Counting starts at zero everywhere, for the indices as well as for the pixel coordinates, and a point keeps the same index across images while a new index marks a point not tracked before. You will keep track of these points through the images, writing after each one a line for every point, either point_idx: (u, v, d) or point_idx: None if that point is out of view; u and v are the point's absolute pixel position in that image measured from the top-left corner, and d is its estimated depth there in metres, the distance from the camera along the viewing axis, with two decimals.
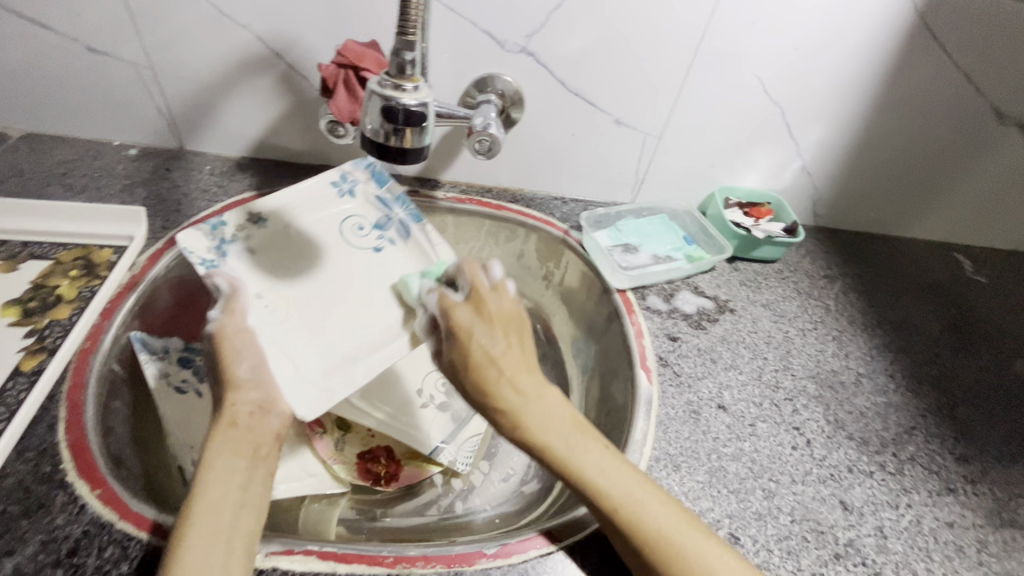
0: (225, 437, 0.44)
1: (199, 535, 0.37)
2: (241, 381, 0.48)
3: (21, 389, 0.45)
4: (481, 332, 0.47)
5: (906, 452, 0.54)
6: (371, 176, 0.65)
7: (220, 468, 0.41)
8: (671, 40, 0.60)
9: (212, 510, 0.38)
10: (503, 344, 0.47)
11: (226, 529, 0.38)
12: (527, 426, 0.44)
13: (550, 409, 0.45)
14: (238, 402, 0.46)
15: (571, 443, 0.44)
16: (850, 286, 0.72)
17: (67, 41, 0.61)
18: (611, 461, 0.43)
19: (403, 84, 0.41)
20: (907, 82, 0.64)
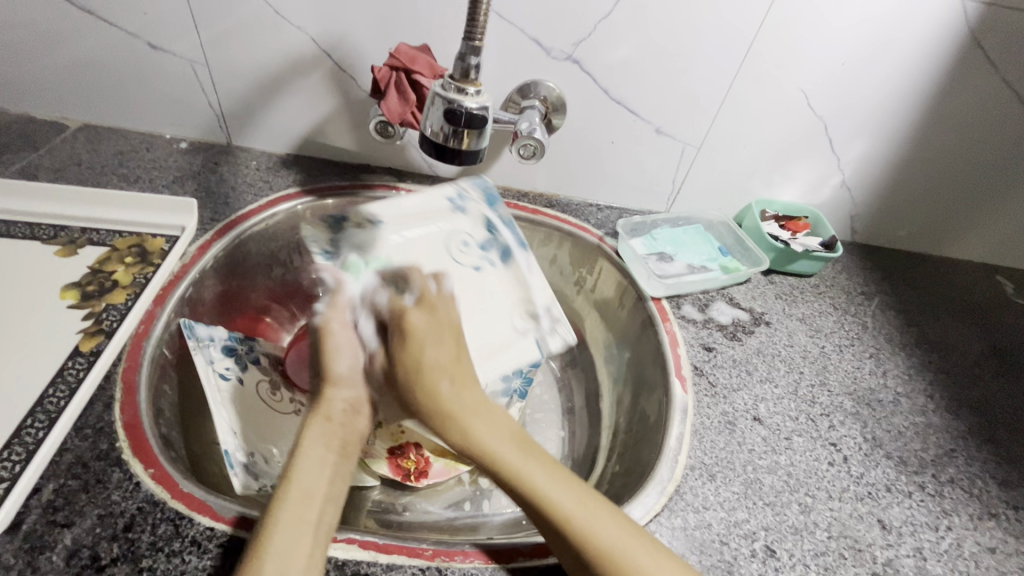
0: (320, 426, 0.45)
1: (290, 523, 0.38)
2: (340, 378, 0.48)
3: (80, 368, 0.47)
4: (430, 343, 0.47)
5: (946, 474, 0.53)
6: (484, 197, 0.67)
7: (313, 456, 0.43)
8: (716, 52, 0.61)
9: (302, 498, 0.40)
10: (444, 348, 0.47)
11: (315, 520, 0.39)
12: (465, 425, 0.44)
13: (495, 420, 0.45)
14: (336, 395, 0.47)
15: (525, 456, 0.43)
16: (887, 304, 0.71)
17: (131, 38, 0.63)
18: (582, 489, 0.42)
19: (467, 87, 0.42)
20: (954, 100, 0.64)
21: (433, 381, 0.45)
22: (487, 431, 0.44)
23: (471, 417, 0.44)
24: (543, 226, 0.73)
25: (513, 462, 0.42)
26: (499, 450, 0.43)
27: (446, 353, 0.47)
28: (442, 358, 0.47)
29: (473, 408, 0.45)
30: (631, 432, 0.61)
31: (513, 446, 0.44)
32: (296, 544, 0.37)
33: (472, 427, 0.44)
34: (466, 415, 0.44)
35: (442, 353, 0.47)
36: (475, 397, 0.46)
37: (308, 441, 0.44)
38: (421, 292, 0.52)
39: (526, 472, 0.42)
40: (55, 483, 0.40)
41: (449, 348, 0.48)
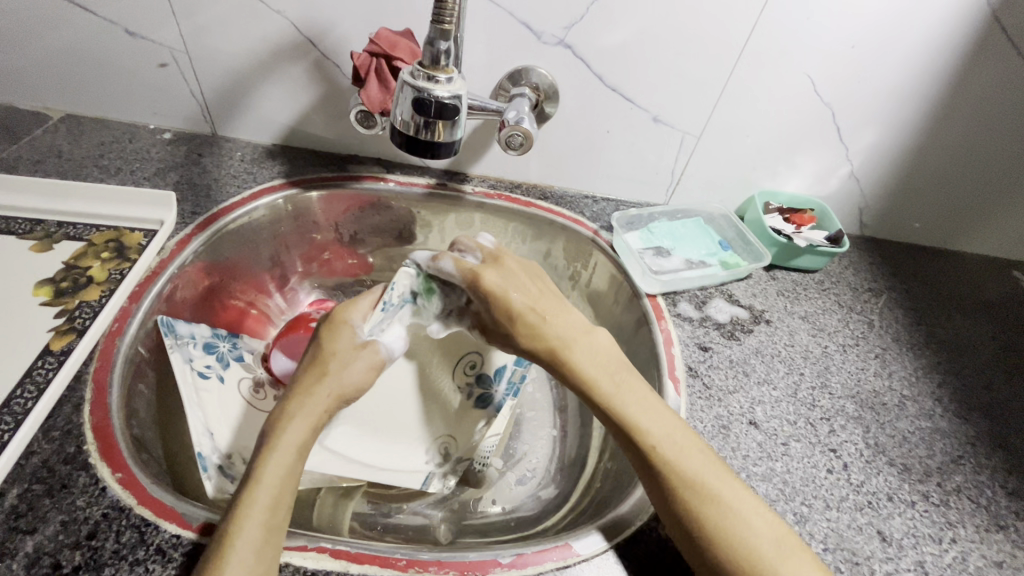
0: (299, 429, 0.45)
1: (252, 527, 0.37)
2: (352, 355, 0.50)
3: (50, 368, 0.46)
4: (498, 278, 0.51)
5: (952, 482, 0.51)
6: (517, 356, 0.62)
7: (283, 454, 0.43)
8: (716, 37, 0.57)
9: (270, 504, 0.39)
10: (528, 292, 0.51)
11: (276, 525, 0.39)
12: (568, 349, 0.49)
13: (597, 349, 0.49)
14: (326, 387, 0.48)
15: (619, 386, 0.47)
16: (895, 301, 0.68)
17: (108, 25, 0.61)
18: (653, 407, 0.46)
19: (436, 75, 0.43)
20: (971, 85, 0.60)
21: (538, 321, 0.49)
22: (589, 361, 0.48)
23: (577, 346, 0.49)
24: (536, 219, 0.71)
25: (605, 386, 0.47)
26: (605, 382, 0.47)
27: (536, 295, 0.51)
28: (533, 298, 0.51)
29: (573, 328, 0.50)
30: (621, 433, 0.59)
31: (613, 381, 0.47)
32: (258, 544, 0.37)
33: (554, 319, 0.50)
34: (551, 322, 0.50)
35: (527, 294, 0.51)
36: (571, 330, 0.50)
37: (286, 434, 0.44)
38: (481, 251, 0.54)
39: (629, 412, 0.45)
40: (19, 488, 0.39)
41: (530, 289, 0.52)
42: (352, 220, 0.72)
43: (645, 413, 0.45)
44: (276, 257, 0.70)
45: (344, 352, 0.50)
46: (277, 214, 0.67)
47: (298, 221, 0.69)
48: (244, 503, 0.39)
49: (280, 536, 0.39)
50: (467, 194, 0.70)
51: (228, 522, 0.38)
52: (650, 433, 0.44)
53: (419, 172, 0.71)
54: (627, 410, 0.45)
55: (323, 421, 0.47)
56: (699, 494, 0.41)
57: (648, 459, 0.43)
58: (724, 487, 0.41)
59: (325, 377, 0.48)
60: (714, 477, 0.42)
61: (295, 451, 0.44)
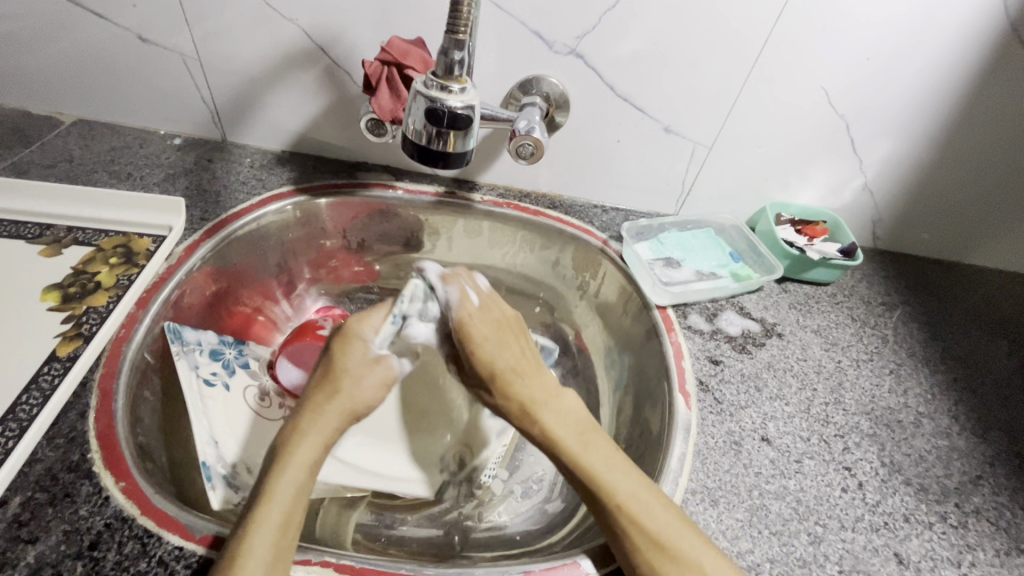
0: (309, 446, 0.44)
1: (262, 551, 0.37)
2: (363, 373, 0.50)
3: (56, 374, 0.46)
4: (488, 342, 0.51)
5: (971, 503, 0.49)
6: None
7: (294, 473, 0.42)
8: (729, 47, 0.57)
9: (280, 526, 0.38)
10: (512, 351, 0.51)
11: (284, 549, 0.38)
12: (536, 413, 0.47)
13: (564, 410, 0.47)
14: (338, 404, 0.48)
15: (586, 442, 0.45)
16: (909, 316, 0.67)
17: (122, 31, 0.62)
18: (621, 463, 0.44)
19: (450, 85, 0.43)
20: (989, 98, 0.59)
21: (512, 382, 0.49)
22: (557, 420, 0.47)
23: (542, 409, 0.47)
24: (545, 228, 0.70)
25: (570, 446, 0.45)
26: (567, 441, 0.45)
27: (516, 351, 0.51)
28: (512, 357, 0.50)
29: (539, 393, 0.48)
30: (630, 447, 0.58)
31: (578, 438, 0.46)
32: (265, 571, 0.36)
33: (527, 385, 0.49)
34: (522, 384, 0.49)
35: (514, 352, 0.51)
36: (541, 390, 0.48)
37: (298, 452, 0.43)
38: (486, 293, 0.55)
39: (592, 468, 0.44)
40: (22, 496, 0.39)
41: (514, 349, 0.51)
42: (360, 227, 0.71)
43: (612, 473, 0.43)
44: (283, 263, 0.69)
45: (355, 369, 0.50)
46: (285, 221, 0.67)
47: (306, 228, 0.69)
48: (254, 523, 0.38)
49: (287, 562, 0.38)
50: (476, 203, 0.70)
51: (240, 537, 0.37)
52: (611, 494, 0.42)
53: (428, 180, 0.71)
54: (592, 463, 0.44)
55: (332, 441, 0.46)
56: (658, 549, 0.40)
57: (608, 517, 0.42)
58: (687, 543, 0.40)
59: (339, 391, 0.48)
60: (678, 529, 0.41)
61: (306, 469, 0.43)
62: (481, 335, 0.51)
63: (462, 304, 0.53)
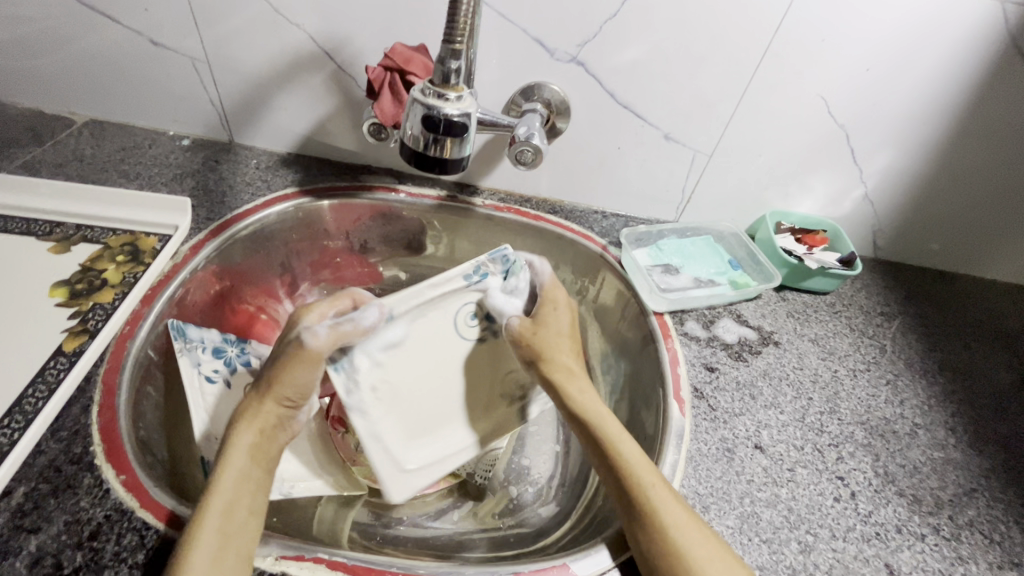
0: (247, 435, 0.45)
1: (207, 534, 0.37)
2: (321, 359, 0.48)
3: (61, 368, 0.47)
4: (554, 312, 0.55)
5: (964, 516, 0.49)
6: None
7: (239, 460, 0.43)
8: (730, 57, 0.57)
9: (225, 511, 0.39)
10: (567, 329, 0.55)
11: (233, 532, 0.38)
12: (571, 390, 0.50)
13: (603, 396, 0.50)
14: (281, 392, 0.47)
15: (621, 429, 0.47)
16: (908, 326, 0.67)
17: (134, 35, 0.63)
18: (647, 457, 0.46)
19: (447, 93, 0.44)
20: (990, 109, 0.59)
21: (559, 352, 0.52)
22: (595, 402, 0.49)
23: (584, 386, 0.50)
24: (545, 233, 0.71)
25: (607, 428, 0.47)
26: (600, 421, 0.48)
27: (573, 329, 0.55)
28: (564, 326, 0.55)
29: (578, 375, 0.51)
30: None
31: (617, 426, 0.47)
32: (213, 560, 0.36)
33: (561, 364, 0.52)
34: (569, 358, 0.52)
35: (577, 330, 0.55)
36: (578, 383, 0.51)
37: (241, 438, 0.44)
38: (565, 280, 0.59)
39: (625, 454, 0.45)
40: (26, 486, 0.40)
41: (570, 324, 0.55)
42: (363, 229, 0.72)
43: (638, 458, 0.45)
44: (287, 263, 0.70)
45: (304, 351, 0.48)
46: (288, 222, 0.68)
47: (309, 229, 0.70)
48: (200, 508, 0.39)
49: (242, 541, 0.38)
50: (477, 206, 0.71)
51: (191, 528, 0.38)
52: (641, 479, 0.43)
53: (431, 183, 0.72)
54: (624, 450, 0.45)
55: (271, 423, 0.46)
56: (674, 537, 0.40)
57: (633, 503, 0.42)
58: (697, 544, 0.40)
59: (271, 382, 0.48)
60: (690, 526, 0.41)
61: (249, 456, 0.44)
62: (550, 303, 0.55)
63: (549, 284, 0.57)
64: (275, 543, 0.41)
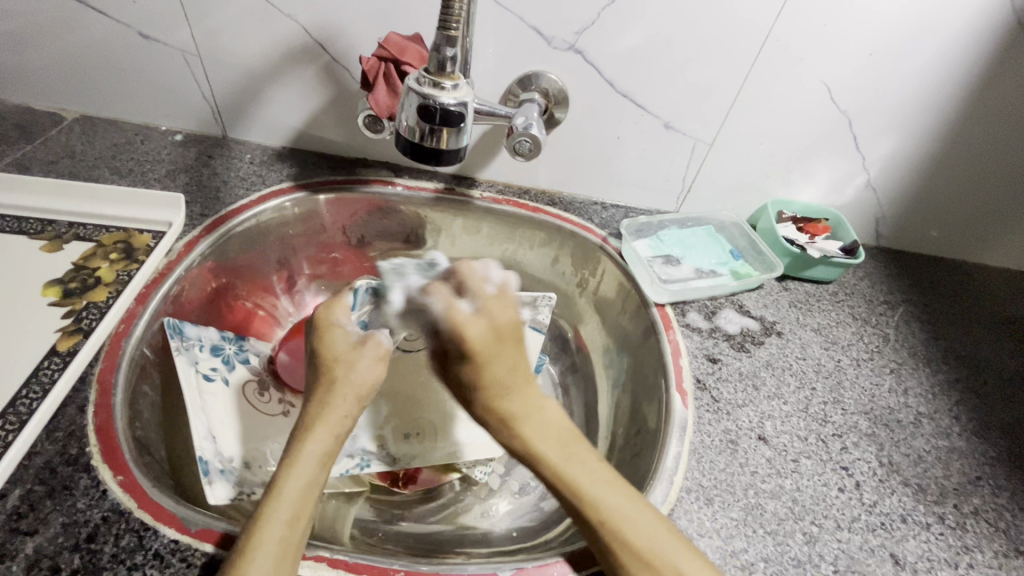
0: (322, 438, 0.45)
1: (269, 544, 0.37)
2: (356, 356, 0.51)
3: (55, 369, 0.46)
4: (491, 363, 0.45)
5: (970, 504, 0.49)
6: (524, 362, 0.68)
7: (304, 467, 0.42)
8: (730, 42, 0.56)
9: (290, 519, 0.39)
10: (508, 361, 0.46)
11: (295, 542, 0.38)
12: (520, 429, 0.45)
13: (547, 417, 0.46)
14: (346, 395, 0.48)
15: (569, 455, 0.44)
16: (911, 315, 0.66)
17: (124, 28, 0.62)
18: (607, 475, 0.43)
19: (442, 82, 0.43)
20: (995, 92, 0.58)
21: (498, 397, 0.45)
22: (538, 434, 0.45)
23: (525, 421, 0.45)
24: (544, 225, 0.70)
25: (553, 461, 0.44)
26: (546, 452, 0.44)
27: (507, 365, 0.46)
28: (499, 371, 0.45)
29: (514, 399, 0.45)
30: (627, 444, 0.58)
31: (565, 452, 0.44)
32: (272, 569, 0.36)
33: (518, 410, 0.45)
34: (510, 399, 0.45)
35: (503, 368, 0.45)
36: (533, 417, 0.45)
37: (307, 447, 0.44)
38: (477, 291, 0.47)
39: (576, 482, 0.43)
40: (22, 488, 0.40)
41: (508, 360, 0.46)
42: (360, 224, 0.71)
43: (593, 485, 0.42)
44: (283, 259, 0.70)
45: (347, 354, 0.51)
46: (284, 217, 0.67)
47: (305, 224, 0.69)
48: (260, 518, 0.38)
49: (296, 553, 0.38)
50: (475, 199, 0.70)
51: (246, 541, 0.37)
52: (602, 509, 0.41)
53: (428, 176, 0.71)
54: (577, 476, 0.43)
55: (342, 428, 0.47)
56: (645, 563, 0.39)
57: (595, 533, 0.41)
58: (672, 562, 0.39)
59: (342, 380, 0.49)
60: (666, 541, 0.40)
61: (319, 462, 0.43)
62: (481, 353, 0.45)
63: (450, 308, 0.46)
64: None
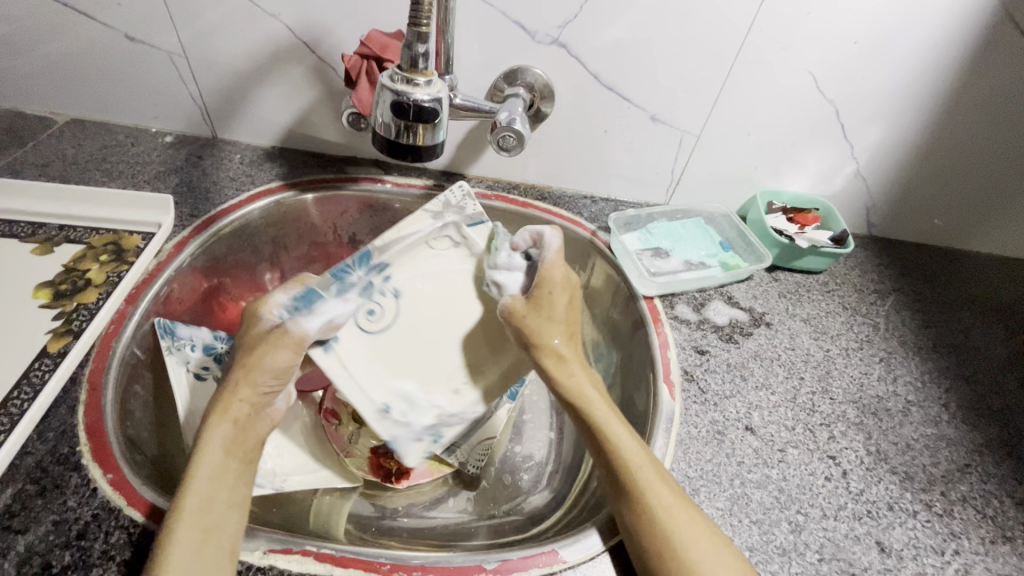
0: (222, 427, 0.44)
1: (186, 528, 0.37)
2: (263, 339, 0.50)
3: (46, 370, 0.47)
4: (545, 301, 0.53)
5: (957, 492, 0.49)
6: None
7: (211, 457, 0.42)
8: (715, 33, 0.56)
9: (198, 508, 0.39)
10: (560, 309, 0.53)
11: (213, 528, 0.38)
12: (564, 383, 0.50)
13: (586, 375, 0.51)
14: (245, 380, 0.47)
15: (610, 414, 0.47)
16: (903, 303, 0.66)
17: (110, 31, 0.62)
18: (636, 437, 0.46)
19: (415, 79, 0.43)
20: (984, 78, 0.58)
21: (538, 336, 0.51)
22: (582, 381, 0.50)
23: (565, 369, 0.51)
24: (533, 220, 0.70)
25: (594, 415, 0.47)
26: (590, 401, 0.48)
27: (562, 310, 0.53)
28: (557, 310, 0.53)
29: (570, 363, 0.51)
30: None
31: (602, 407, 0.48)
32: (194, 553, 0.36)
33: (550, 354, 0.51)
34: (559, 336, 0.52)
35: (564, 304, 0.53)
36: (568, 368, 0.51)
37: (211, 438, 0.44)
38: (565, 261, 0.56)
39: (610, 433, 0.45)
40: (13, 488, 0.40)
41: (559, 310, 0.53)
42: (351, 222, 0.72)
43: (618, 433, 0.45)
44: (275, 259, 0.70)
45: (256, 338, 0.50)
46: (274, 216, 0.67)
47: (296, 223, 0.69)
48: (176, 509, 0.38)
49: (226, 536, 0.38)
50: None
51: (162, 533, 0.37)
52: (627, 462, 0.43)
53: (417, 173, 0.71)
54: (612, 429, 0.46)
55: (245, 414, 0.46)
56: (667, 520, 0.40)
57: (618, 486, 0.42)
58: (687, 529, 0.39)
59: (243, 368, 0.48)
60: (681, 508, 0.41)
61: (223, 451, 0.43)
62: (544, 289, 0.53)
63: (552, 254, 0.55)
64: (264, 536, 0.42)
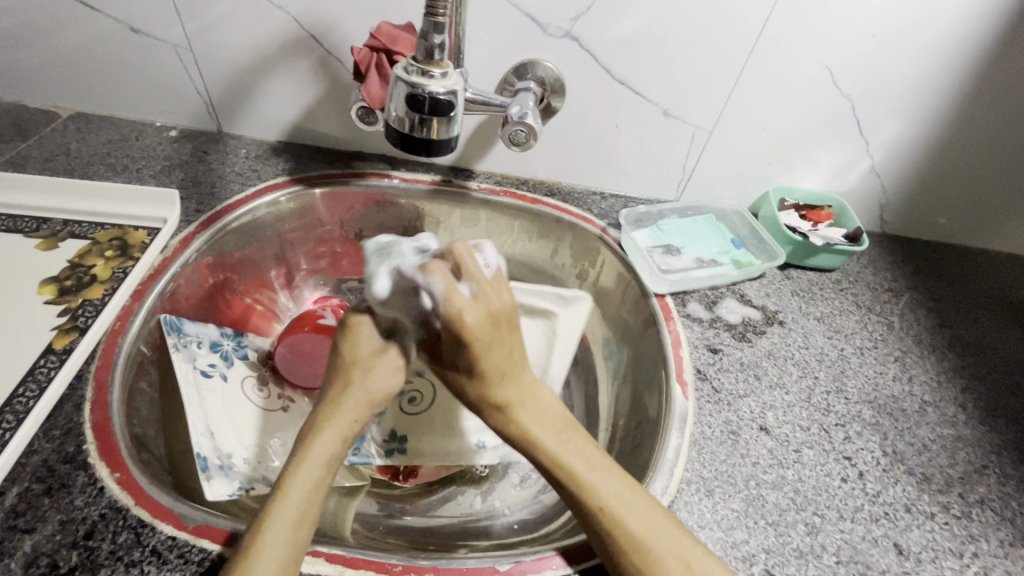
0: (331, 440, 0.43)
1: (273, 546, 0.37)
2: (379, 363, 0.48)
3: (52, 367, 0.46)
4: (483, 347, 0.44)
5: (975, 494, 0.48)
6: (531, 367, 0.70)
7: (312, 468, 0.42)
8: (729, 26, 0.55)
9: (296, 520, 0.38)
10: (504, 346, 0.45)
11: (297, 548, 0.38)
12: (519, 417, 0.45)
13: (539, 408, 0.46)
14: (357, 401, 0.46)
15: (564, 441, 0.44)
16: (917, 302, 0.65)
17: (115, 23, 0.61)
18: (597, 457, 0.44)
19: (431, 70, 0.42)
20: (1003, 73, 0.57)
21: (491, 381, 0.45)
22: (533, 419, 0.45)
23: (517, 407, 0.45)
24: (543, 216, 0.69)
25: (549, 445, 0.44)
26: (543, 437, 0.44)
27: (506, 350, 0.45)
28: (500, 358, 0.45)
29: (511, 395, 0.45)
30: (628, 436, 0.57)
31: (558, 436, 0.45)
32: (276, 570, 0.36)
33: (511, 398, 0.45)
34: (505, 387, 0.45)
35: (503, 354, 0.45)
36: (537, 411, 0.45)
37: (316, 447, 0.43)
38: (480, 279, 0.45)
39: (568, 463, 0.43)
40: (20, 487, 0.40)
41: (507, 347, 0.45)
42: (358, 218, 0.71)
43: (579, 461, 0.43)
44: (281, 255, 0.69)
45: (367, 359, 0.47)
46: (280, 212, 0.67)
47: (302, 219, 0.69)
48: (268, 519, 0.38)
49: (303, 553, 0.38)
50: (473, 191, 0.69)
51: (249, 540, 0.37)
52: (599, 495, 0.41)
53: (425, 168, 0.70)
54: (571, 461, 0.43)
55: (350, 435, 0.45)
56: (641, 552, 0.39)
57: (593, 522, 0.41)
58: (664, 546, 0.39)
59: (354, 386, 0.46)
60: (660, 534, 0.40)
61: (323, 465, 0.42)
62: (473, 334, 0.44)
63: (448, 293, 0.44)
64: None
